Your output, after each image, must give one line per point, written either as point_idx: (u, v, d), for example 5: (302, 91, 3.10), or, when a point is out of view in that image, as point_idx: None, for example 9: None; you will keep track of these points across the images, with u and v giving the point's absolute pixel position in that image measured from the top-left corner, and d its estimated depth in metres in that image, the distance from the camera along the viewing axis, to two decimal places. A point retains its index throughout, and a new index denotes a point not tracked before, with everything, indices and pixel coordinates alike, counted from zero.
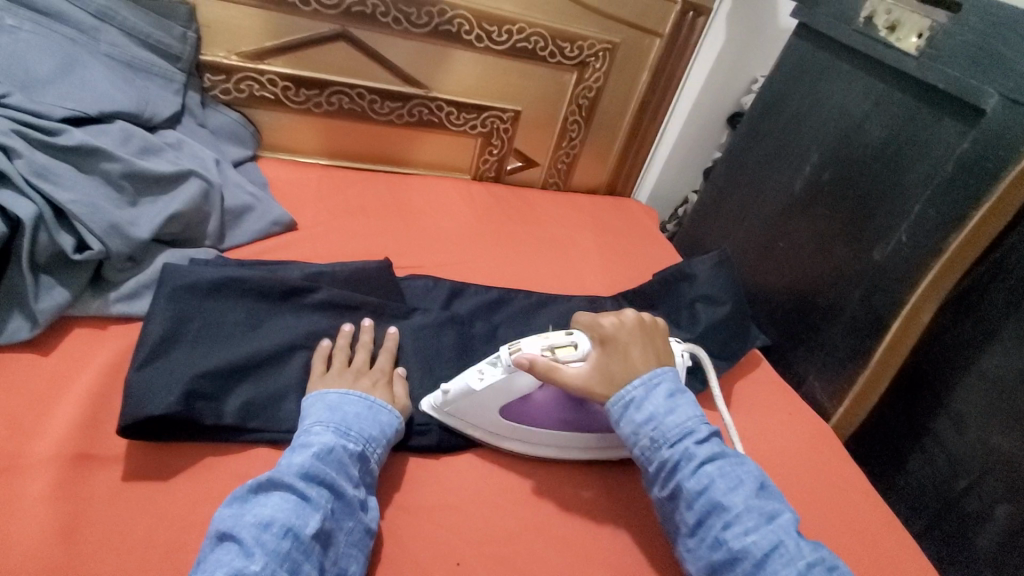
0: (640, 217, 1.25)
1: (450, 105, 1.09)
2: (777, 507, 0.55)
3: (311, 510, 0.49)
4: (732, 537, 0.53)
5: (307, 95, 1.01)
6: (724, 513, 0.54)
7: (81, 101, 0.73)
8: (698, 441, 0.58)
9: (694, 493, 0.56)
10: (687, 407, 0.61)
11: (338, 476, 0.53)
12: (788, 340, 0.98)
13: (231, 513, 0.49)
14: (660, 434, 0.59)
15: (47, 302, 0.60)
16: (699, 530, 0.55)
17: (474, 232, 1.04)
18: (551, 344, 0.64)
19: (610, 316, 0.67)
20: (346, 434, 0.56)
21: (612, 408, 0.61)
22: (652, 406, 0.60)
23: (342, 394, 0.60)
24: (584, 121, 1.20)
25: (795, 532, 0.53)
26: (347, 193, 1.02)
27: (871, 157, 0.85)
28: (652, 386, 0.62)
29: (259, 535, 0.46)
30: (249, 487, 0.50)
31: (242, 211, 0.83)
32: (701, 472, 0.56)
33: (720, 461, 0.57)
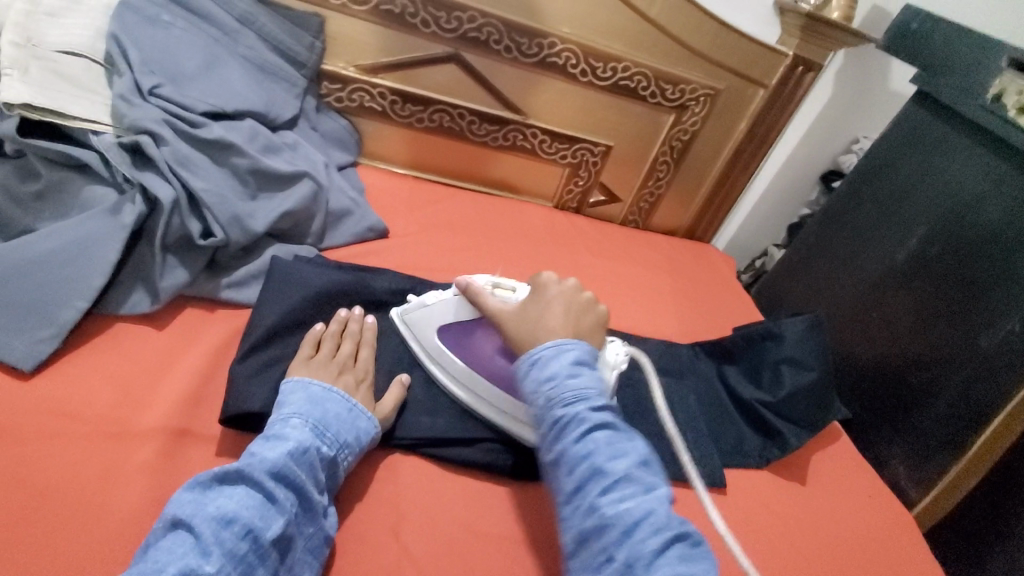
0: (719, 265, 1.22)
1: (544, 133, 1.11)
2: (657, 480, 0.51)
3: (275, 513, 0.47)
4: (606, 503, 0.48)
5: (412, 110, 1.05)
6: (602, 479, 0.50)
7: (221, 97, 0.79)
8: (594, 406, 0.54)
9: (576, 457, 0.51)
10: (590, 374, 0.57)
11: (307, 479, 0.50)
12: (871, 416, 0.93)
13: (192, 500, 0.46)
14: (556, 395, 0.54)
15: (168, 281, 0.64)
16: (576, 496, 0.50)
17: (552, 259, 1.04)
18: (496, 283, 0.68)
19: (552, 275, 0.67)
20: (322, 435, 0.54)
21: (519, 366, 0.58)
22: (555, 368, 0.56)
23: (326, 390, 0.58)
24: (674, 163, 1.19)
25: (669, 505, 0.49)
26: (437, 207, 1.05)
27: (986, 238, 0.81)
28: (560, 350, 0.58)
29: (218, 533, 0.44)
30: (213, 475, 0.48)
31: (342, 214, 0.87)
32: (588, 438, 0.52)
33: (609, 429, 0.53)
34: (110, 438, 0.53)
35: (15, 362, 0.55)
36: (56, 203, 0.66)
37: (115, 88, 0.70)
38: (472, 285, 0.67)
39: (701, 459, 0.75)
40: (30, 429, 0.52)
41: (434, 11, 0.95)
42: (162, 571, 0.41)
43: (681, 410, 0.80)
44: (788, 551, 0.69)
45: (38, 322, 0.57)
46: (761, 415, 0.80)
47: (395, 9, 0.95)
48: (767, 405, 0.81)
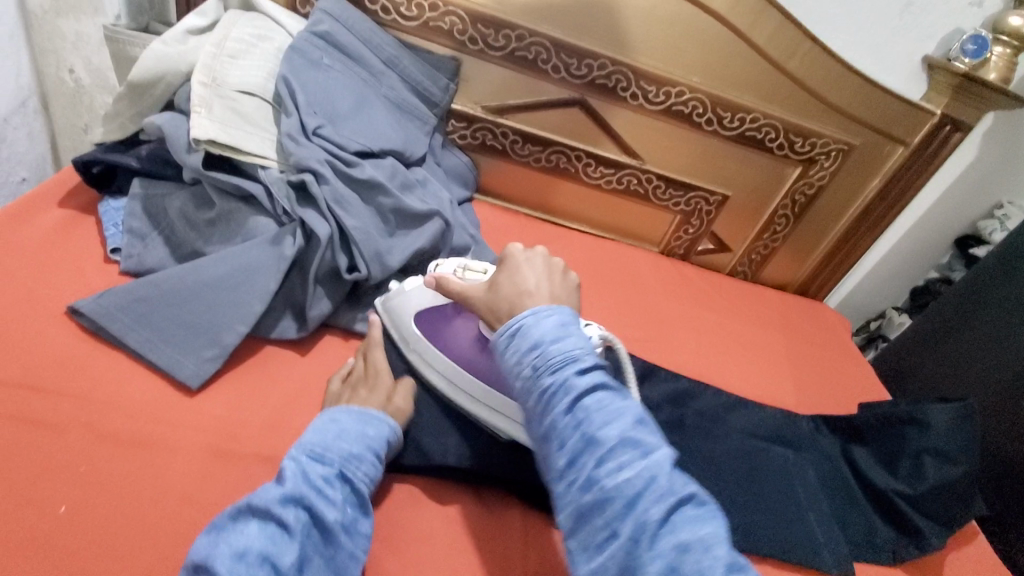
0: (835, 327, 1.15)
1: (659, 179, 1.09)
2: (661, 443, 0.43)
3: (289, 538, 0.45)
4: (603, 476, 0.41)
5: (531, 150, 1.08)
6: (595, 450, 0.42)
7: (368, 137, 0.83)
8: (581, 366, 0.45)
9: (566, 430, 0.43)
10: (578, 333, 0.48)
11: (318, 499, 0.48)
12: (1018, 519, 0.82)
13: (205, 542, 0.44)
14: (539, 358, 0.46)
15: (315, 311, 0.68)
16: (569, 473, 0.43)
17: (661, 308, 1.02)
18: (468, 266, 0.66)
19: (518, 245, 0.61)
20: (324, 454, 0.51)
21: (498, 339, 0.50)
22: (537, 330, 0.48)
23: (336, 409, 0.57)
24: (794, 217, 1.14)
25: (678, 472, 0.42)
26: (547, 247, 1.06)
27: None
28: (542, 315, 0.49)
29: (233, 567, 0.42)
30: (224, 515, 0.46)
31: (463, 252, 0.89)
32: (577, 404, 0.44)
33: (602, 391, 0.45)
34: (264, 462, 0.57)
35: (185, 380, 0.60)
36: (223, 230, 0.72)
37: (284, 127, 0.75)
38: (439, 274, 0.65)
39: (827, 546, 0.70)
40: (196, 446, 0.56)
41: (566, 58, 0.97)
42: None
43: (804, 491, 0.75)
44: None
45: (205, 343, 0.62)
46: (897, 507, 0.74)
47: (528, 54, 0.97)
48: (905, 497, 0.74)
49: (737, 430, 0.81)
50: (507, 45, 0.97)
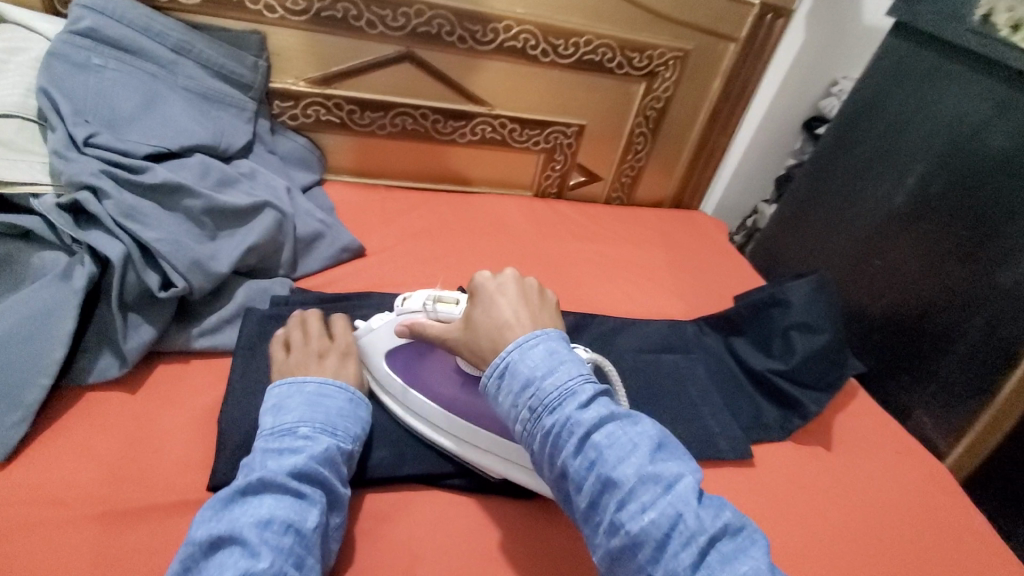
0: (711, 230, 1.18)
1: (513, 121, 1.06)
2: (676, 470, 0.45)
3: (309, 505, 0.48)
4: (625, 518, 0.43)
5: (372, 117, 1.01)
6: (615, 490, 0.44)
7: (164, 136, 0.74)
8: (582, 402, 0.47)
9: (581, 471, 0.45)
10: (570, 364, 0.50)
11: (330, 474, 0.51)
12: (888, 369, 0.85)
13: (221, 519, 0.46)
14: (539, 402, 0.48)
15: (134, 341, 0.61)
16: (594, 512, 0.45)
17: (540, 249, 1.00)
18: (438, 296, 0.61)
19: (484, 272, 0.59)
20: (333, 434, 0.54)
21: (488, 382, 0.51)
22: (528, 369, 0.49)
23: (321, 386, 0.58)
24: (651, 133, 1.16)
25: (697, 498, 0.44)
26: (412, 214, 1.01)
27: (993, 168, 0.74)
28: (527, 348, 0.51)
29: (262, 534, 0.44)
30: (235, 491, 0.47)
31: (313, 238, 0.82)
32: (586, 444, 0.46)
33: (609, 424, 0.47)
34: (98, 518, 0.50)
35: None
36: (6, 275, 0.61)
37: (49, 143, 0.67)
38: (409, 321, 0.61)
39: (723, 437, 0.72)
40: (7, 524, 0.48)
41: (379, 10, 0.90)
42: None
43: (696, 389, 0.77)
44: (824, 530, 0.66)
45: (2, 408, 0.53)
46: (775, 385, 0.78)
47: (336, 13, 0.90)
48: (782, 373, 0.78)
49: (628, 351, 0.82)
50: (310, 7, 0.88)
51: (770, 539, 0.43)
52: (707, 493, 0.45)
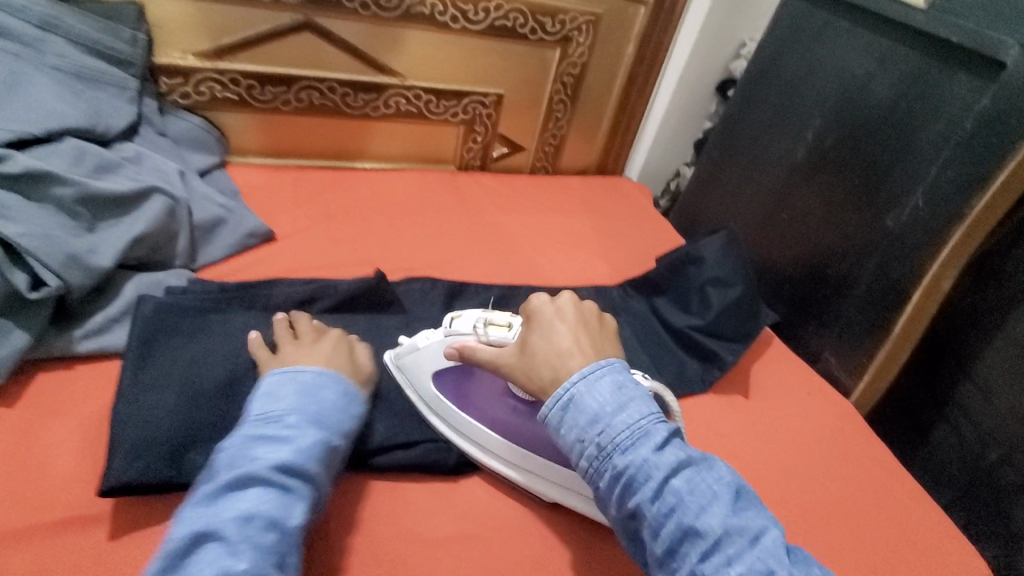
0: (633, 194, 1.20)
1: (427, 92, 1.03)
2: (759, 523, 0.45)
3: (294, 501, 0.46)
4: (710, 570, 0.43)
5: (274, 92, 0.95)
6: (698, 540, 0.44)
7: (26, 121, 0.67)
8: (657, 445, 0.47)
9: (659, 517, 0.45)
10: (639, 402, 0.49)
11: (319, 469, 0.49)
12: (797, 317, 0.90)
13: (203, 512, 0.44)
14: (608, 441, 0.48)
15: (5, 350, 0.55)
16: (671, 561, 0.45)
17: (464, 223, 0.98)
18: (489, 321, 0.61)
19: (541, 294, 0.59)
20: (324, 426, 0.52)
21: (551, 414, 0.51)
22: (597, 404, 0.49)
23: (319, 375, 0.55)
24: (570, 100, 1.15)
25: (784, 554, 0.44)
26: (327, 195, 0.95)
27: (879, 118, 0.78)
28: (594, 382, 0.50)
29: (243, 531, 0.43)
30: (221, 484, 0.45)
31: (213, 225, 0.77)
32: (665, 489, 0.46)
33: (685, 469, 0.47)
34: None
35: None
36: None
37: None
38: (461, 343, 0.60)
39: None
40: None
41: None
42: None
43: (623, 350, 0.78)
44: (745, 472, 0.69)
45: None
46: (693, 340, 0.81)
47: None
48: (701, 329, 0.81)
49: None
50: None
51: None
52: (790, 550, 0.45)
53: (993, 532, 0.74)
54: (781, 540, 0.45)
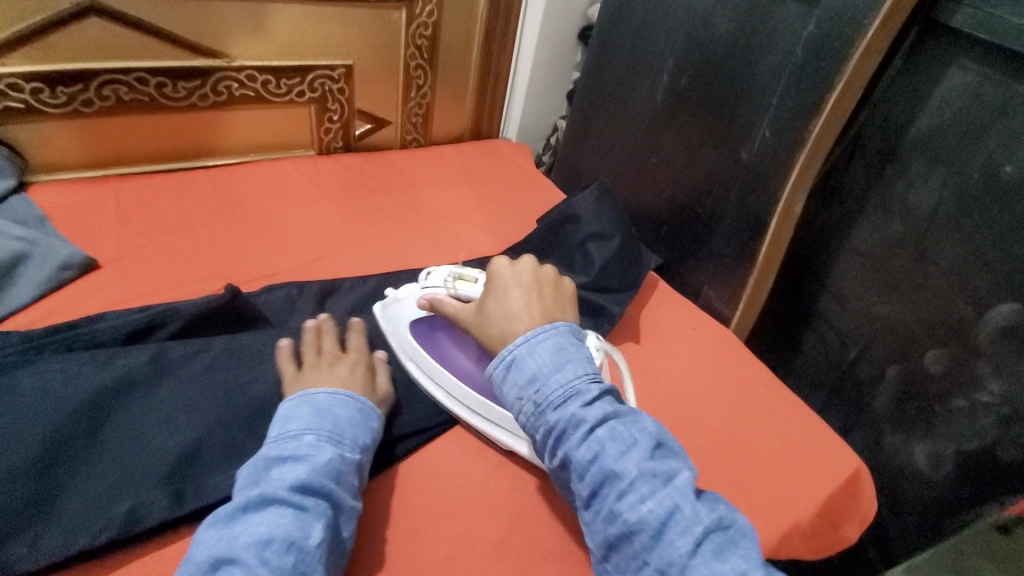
0: (512, 154, 1.16)
1: (263, 72, 0.91)
2: (675, 466, 0.47)
3: (312, 519, 0.45)
4: (624, 507, 0.45)
5: (70, 92, 0.80)
6: (617, 483, 0.46)
7: None
8: (588, 401, 0.49)
9: (583, 463, 0.47)
10: (578, 362, 0.51)
11: (336, 487, 0.49)
12: (677, 256, 0.93)
13: (222, 537, 0.44)
14: (543, 400, 0.50)
15: None
16: (594, 501, 0.47)
17: (331, 213, 0.90)
18: (459, 275, 0.66)
19: (502, 260, 0.62)
20: (340, 444, 0.52)
21: (494, 373, 0.53)
22: (535, 364, 0.51)
23: (331, 394, 0.55)
24: (429, 63, 1.08)
25: (694, 495, 0.45)
26: (162, 203, 0.83)
27: (722, 54, 0.79)
28: (535, 344, 0.52)
29: (261, 554, 0.42)
30: (237, 506, 0.46)
31: (13, 263, 0.66)
32: (591, 437, 0.47)
33: (612, 421, 0.48)
34: None
35: None
36: None
37: None
38: (431, 295, 0.65)
39: None
40: None
41: None
42: None
43: None
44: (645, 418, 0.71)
45: None
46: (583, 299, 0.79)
47: None
48: (586, 286, 0.80)
49: None
50: None
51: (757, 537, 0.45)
52: (702, 492, 0.47)
53: (857, 421, 0.82)
54: (694, 483, 0.47)
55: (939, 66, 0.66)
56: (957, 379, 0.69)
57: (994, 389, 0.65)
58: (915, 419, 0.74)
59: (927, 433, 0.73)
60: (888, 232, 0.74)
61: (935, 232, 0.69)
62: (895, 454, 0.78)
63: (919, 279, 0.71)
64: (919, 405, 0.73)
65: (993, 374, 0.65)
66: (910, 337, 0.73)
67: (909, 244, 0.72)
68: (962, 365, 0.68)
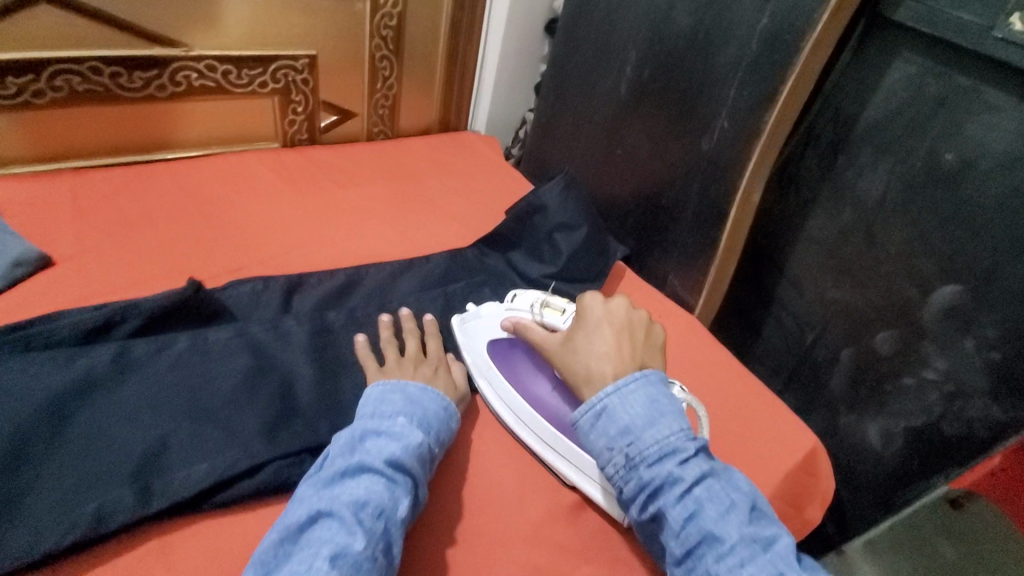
0: (479, 146, 1.16)
1: (223, 62, 0.89)
2: (773, 532, 0.49)
3: (401, 494, 0.50)
4: (725, 571, 0.46)
5: (16, 83, 0.77)
6: (715, 543, 0.48)
7: None
8: (683, 459, 0.51)
9: (680, 520, 0.49)
10: (672, 417, 0.54)
11: (421, 470, 0.53)
12: (643, 245, 0.95)
13: (321, 495, 0.49)
14: (638, 454, 0.52)
15: None
16: (688, 560, 0.48)
17: (297, 206, 0.89)
18: (544, 303, 0.70)
19: (596, 297, 0.65)
20: (426, 433, 0.56)
21: (582, 420, 0.56)
22: (629, 416, 0.54)
23: (422, 389, 0.60)
24: (394, 54, 1.07)
25: (794, 561, 0.47)
26: (120, 197, 0.81)
27: (683, 46, 0.81)
28: (627, 394, 0.55)
29: (357, 515, 0.47)
30: (335, 471, 0.50)
31: None
32: (688, 496, 0.50)
33: (708, 479, 0.50)
34: None
35: None
36: None
37: None
38: (516, 319, 0.69)
39: None
40: None
41: None
42: (320, 554, 0.43)
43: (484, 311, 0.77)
44: None
45: None
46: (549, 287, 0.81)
47: None
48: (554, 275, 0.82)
49: (411, 292, 0.78)
50: None
51: None
52: (800, 560, 0.49)
53: (816, 401, 0.86)
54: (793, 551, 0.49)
55: (886, 57, 0.70)
56: (905, 358, 0.72)
57: (939, 366, 0.69)
58: (868, 397, 0.78)
59: (879, 409, 0.77)
60: (841, 220, 0.77)
61: (885, 219, 0.72)
62: (849, 431, 0.81)
63: (871, 264, 0.75)
64: (872, 385, 0.77)
65: (938, 353, 0.69)
66: (864, 319, 0.77)
67: (862, 230, 0.75)
68: (910, 346, 0.72)
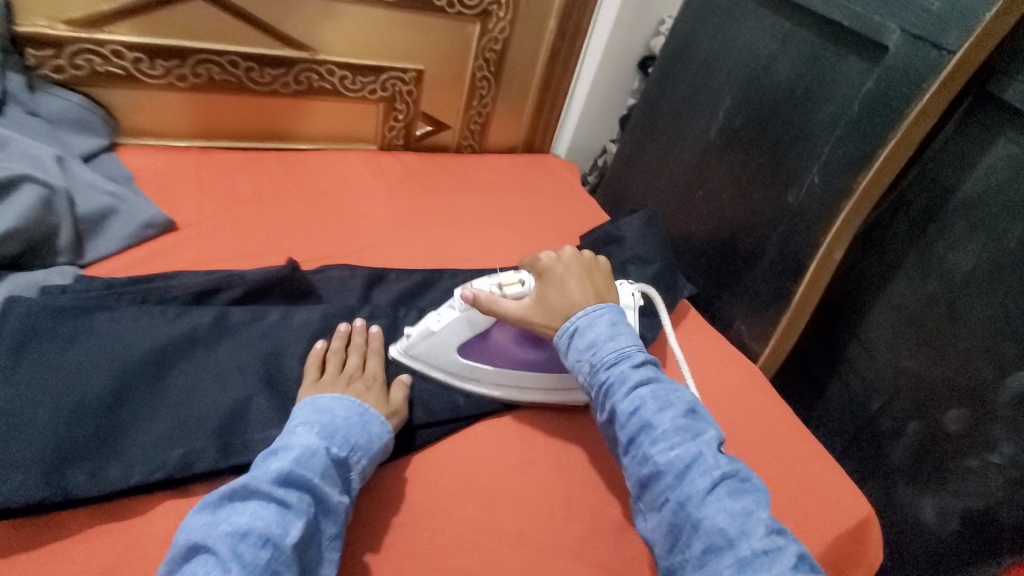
0: (559, 170, 1.20)
1: (341, 68, 0.97)
2: (705, 425, 0.53)
3: (294, 517, 0.47)
4: (657, 452, 0.52)
5: (166, 66, 0.87)
6: (653, 432, 0.53)
7: None
8: (635, 364, 0.57)
9: (625, 413, 0.54)
10: (628, 334, 0.60)
11: (322, 482, 0.50)
12: (713, 287, 0.95)
13: (203, 524, 0.45)
14: (597, 359, 0.58)
15: None
16: (630, 448, 0.54)
17: (386, 205, 0.95)
18: (501, 282, 0.65)
19: (548, 253, 0.69)
20: (330, 438, 0.53)
21: (557, 339, 0.62)
22: (593, 333, 0.60)
23: (335, 398, 0.58)
24: (494, 76, 1.13)
25: (718, 449, 0.52)
26: (235, 177, 0.90)
27: (781, 98, 0.82)
28: (595, 316, 0.61)
29: (235, 547, 0.43)
30: (221, 494, 0.47)
31: (102, 216, 0.73)
32: (633, 394, 0.55)
33: (653, 383, 0.56)
34: None
35: None
36: None
37: None
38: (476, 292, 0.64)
39: None
40: None
41: None
42: None
43: None
44: None
45: None
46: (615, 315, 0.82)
47: None
48: None
49: None
50: None
51: (767, 491, 0.50)
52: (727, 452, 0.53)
53: (874, 470, 0.82)
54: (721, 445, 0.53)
55: (990, 136, 0.67)
56: (972, 440, 0.69)
57: (1004, 451, 0.66)
58: (929, 475, 0.74)
59: (940, 488, 0.73)
60: (925, 289, 0.74)
61: (968, 295, 0.69)
62: (905, 506, 0.78)
63: (949, 337, 0.71)
64: (935, 461, 0.74)
65: (1006, 437, 0.66)
66: (934, 393, 0.73)
67: (943, 304, 0.72)
68: (979, 427, 0.68)
